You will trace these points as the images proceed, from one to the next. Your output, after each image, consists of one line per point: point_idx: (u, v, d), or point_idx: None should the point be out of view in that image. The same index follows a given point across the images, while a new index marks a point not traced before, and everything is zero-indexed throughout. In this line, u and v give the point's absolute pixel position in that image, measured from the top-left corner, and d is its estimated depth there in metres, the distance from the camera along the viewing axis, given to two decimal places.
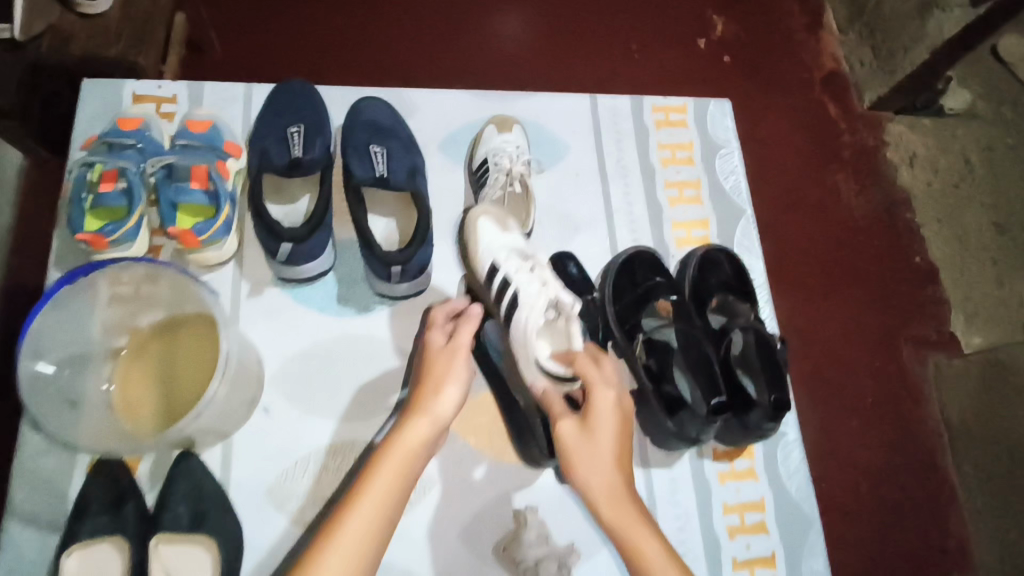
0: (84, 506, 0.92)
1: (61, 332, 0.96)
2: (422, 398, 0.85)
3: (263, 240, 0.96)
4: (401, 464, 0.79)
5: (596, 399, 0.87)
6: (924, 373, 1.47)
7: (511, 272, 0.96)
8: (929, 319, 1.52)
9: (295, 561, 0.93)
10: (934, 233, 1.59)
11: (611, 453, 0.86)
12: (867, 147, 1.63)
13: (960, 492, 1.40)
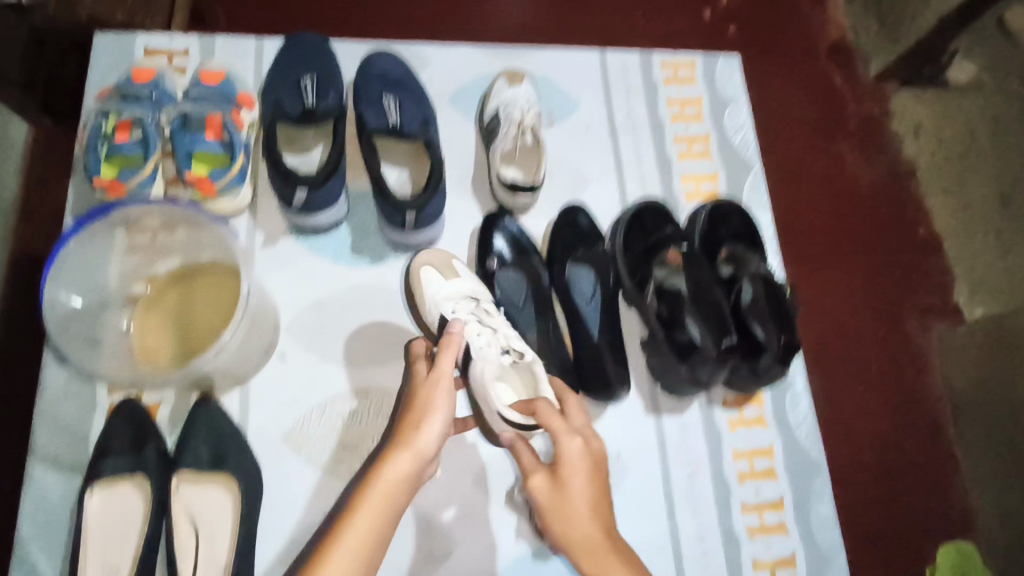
0: (106, 447, 0.93)
1: (80, 274, 0.96)
2: (406, 431, 0.80)
3: (278, 187, 0.98)
4: (383, 502, 0.75)
5: (562, 449, 0.85)
6: (928, 342, 1.45)
7: (461, 323, 0.95)
8: (933, 288, 1.49)
9: (316, 501, 0.96)
10: (938, 204, 1.55)
11: (582, 506, 0.84)
12: (872, 118, 1.61)
13: (962, 457, 1.37)
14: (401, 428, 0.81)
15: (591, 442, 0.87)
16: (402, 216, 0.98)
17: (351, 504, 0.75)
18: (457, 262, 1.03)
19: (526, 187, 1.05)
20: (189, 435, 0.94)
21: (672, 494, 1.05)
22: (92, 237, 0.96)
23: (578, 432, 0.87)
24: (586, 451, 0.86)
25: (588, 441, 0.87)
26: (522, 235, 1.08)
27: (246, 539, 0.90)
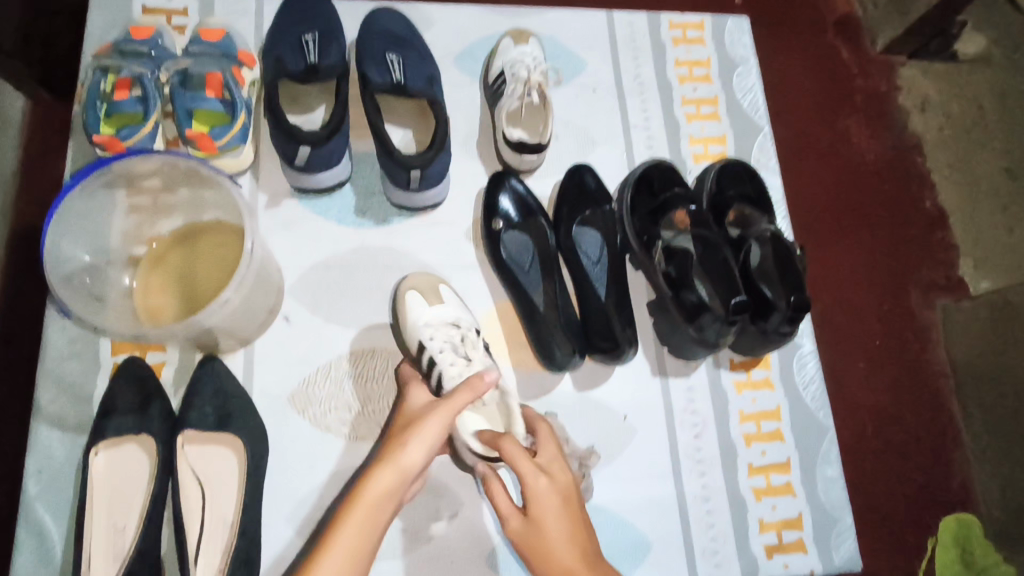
0: (111, 406, 0.92)
1: (78, 229, 0.93)
2: (394, 446, 0.77)
3: (279, 142, 0.95)
4: (366, 521, 0.72)
5: (529, 489, 0.78)
6: (933, 318, 1.39)
7: (436, 352, 0.93)
8: (937, 264, 1.42)
9: (323, 460, 0.95)
10: (945, 179, 1.48)
11: (561, 544, 0.78)
12: (879, 93, 1.51)
13: (963, 432, 1.33)
14: (389, 444, 0.79)
15: (560, 477, 0.81)
16: (406, 173, 0.96)
17: (333, 523, 0.73)
18: (444, 286, 1.00)
19: (533, 146, 1.03)
20: (193, 395, 0.93)
21: (678, 456, 1.04)
22: (90, 189, 0.92)
23: (544, 468, 0.81)
24: (554, 488, 0.80)
25: (554, 476, 0.80)
26: (528, 195, 1.06)
27: (251, 497, 0.90)
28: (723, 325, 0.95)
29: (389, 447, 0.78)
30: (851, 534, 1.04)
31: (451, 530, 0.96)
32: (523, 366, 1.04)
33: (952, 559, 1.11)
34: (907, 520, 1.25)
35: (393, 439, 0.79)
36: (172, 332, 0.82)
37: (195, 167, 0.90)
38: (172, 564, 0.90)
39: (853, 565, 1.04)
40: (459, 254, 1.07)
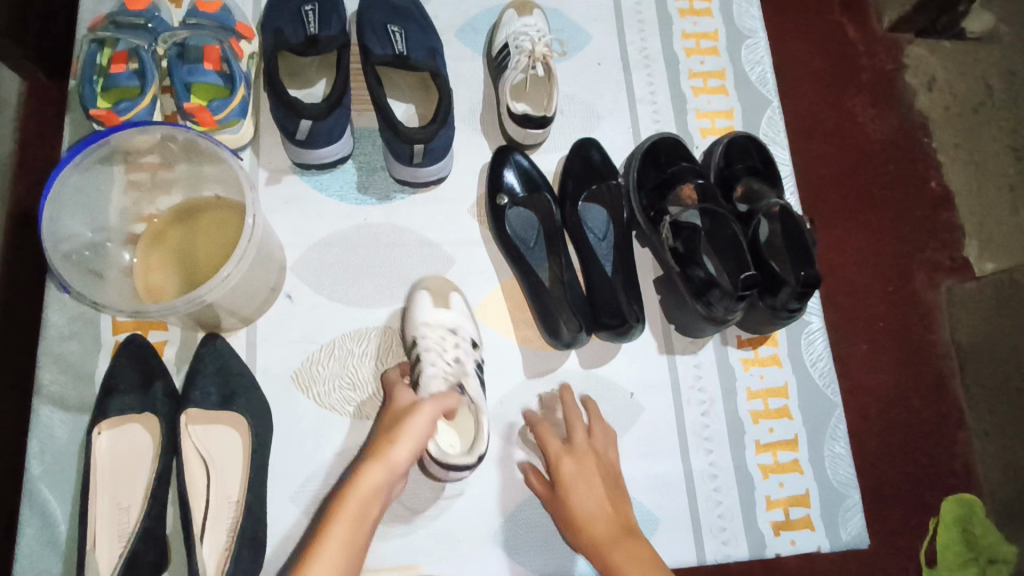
0: (112, 385, 0.91)
1: (75, 204, 0.91)
2: (383, 443, 0.75)
3: (280, 117, 0.93)
4: (355, 518, 0.70)
5: (561, 464, 0.90)
6: (936, 298, 1.36)
7: (425, 351, 0.92)
8: (941, 244, 1.39)
9: (327, 438, 0.95)
10: (950, 159, 1.44)
11: (596, 515, 0.86)
12: (885, 72, 1.46)
13: (966, 410, 1.31)
14: (378, 441, 0.77)
15: (587, 456, 0.91)
16: (409, 147, 0.94)
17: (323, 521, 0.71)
18: (456, 294, 0.99)
19: (538, 120, 1.01)
20: (196, 373, 0.91)
21: (685, 433, 1.03)
22: (87, 162, 0.90)
23: (571, 449, 0.92)
24: (581, 466, 0.90)
25: (581, 456, 0.91)
26: (533, 169, 1.04)
27: (257, 476, 0.89)
28: (733, 301, 0.94)
29: (378, 444, 0.75)
30: (858, 511, 1.04)
31: (457, 508, 0.96)
32: (530, 345, 1.03)
33: (955, 537, 1.22)
34: (908, 499, 1.25)
35: (381, 437, 0.77)
36: (174, 307, 0.80)
37: (194, 140, 0.88)
38: (178, 542, 0.89)
39: (861, 542, 1.03)
40: (464, 230, 1.05)
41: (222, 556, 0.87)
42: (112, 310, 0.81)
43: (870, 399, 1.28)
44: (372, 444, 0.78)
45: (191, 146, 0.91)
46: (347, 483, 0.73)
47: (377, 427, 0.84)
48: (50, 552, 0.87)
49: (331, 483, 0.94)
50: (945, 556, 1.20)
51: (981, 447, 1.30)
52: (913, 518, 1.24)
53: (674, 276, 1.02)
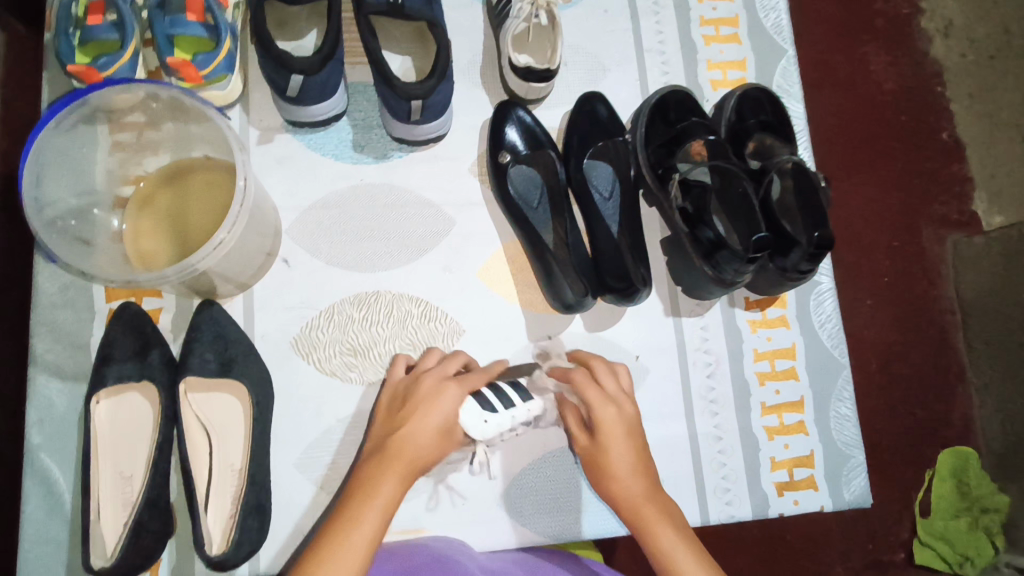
0: (108, 354, 0.88)
1: (59, 168, 0.87)
2: (403, 447, 0.77)
3: (269, 71, 0.87)
4: (379, 518, 0.71)
5: (598, 414, 0.84)
6: (942, 254, 1.33)
7: (514, 412, 0.87)
8: (949, 197, 1.35)
9: (325, 403, 0.94)
10: (963, 109, 1.38)
11: (631, 474, 0.82)
12: (901, 16, 1.39)
13: (966, 364, 1.29)
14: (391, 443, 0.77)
15: (625, 407, 0.86)
16: (406, 104, 0.89)
17: (340, 526, 0.70)
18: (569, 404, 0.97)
19: (540, 73, 0.96)
20: (194, 340, 0.89)
21: (691, 396, 1.02)
22: (69, 124, 0.85)
23: (612, 399, 0.86)
24: (623, 414, 0.85)
25: (622, 405, 0.86)
26: (536, 126, 1.00)
27: (260, 444, 0.88)
28: (742, 264, 0.90)
29: (389, 456, 0.76)
30: (862, 471, 1.04)
31: (459, 473, 0.95)
32: (533, 308, 1.00)
33: (949, 489, 1.23)
34: (905, 455, 1.25)
35: (394, 439, 0.78)
36: (165, 276, 0.77)
37: (178, 97, 0.84)
38: (183, 509, 0.89)
39: (863, 501, 1.03)
40: (465, 190, 1.02)
41: (226, 524, 0.87)
42: (101, 280, 0.78)
43: (871, 355, 1.28)
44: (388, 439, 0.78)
45: (177, 104, 0.87)
46: (366, 482, 0.74)
47: (387, 410, 0.84)
48: (56, 520, 0.87)
49: (335, 449, 0.93)
50: (937, 504, 1.22)
51: (978, 402, 1.28)
52: (909, 472, 1.25)
53: (682, 237, 0.98)
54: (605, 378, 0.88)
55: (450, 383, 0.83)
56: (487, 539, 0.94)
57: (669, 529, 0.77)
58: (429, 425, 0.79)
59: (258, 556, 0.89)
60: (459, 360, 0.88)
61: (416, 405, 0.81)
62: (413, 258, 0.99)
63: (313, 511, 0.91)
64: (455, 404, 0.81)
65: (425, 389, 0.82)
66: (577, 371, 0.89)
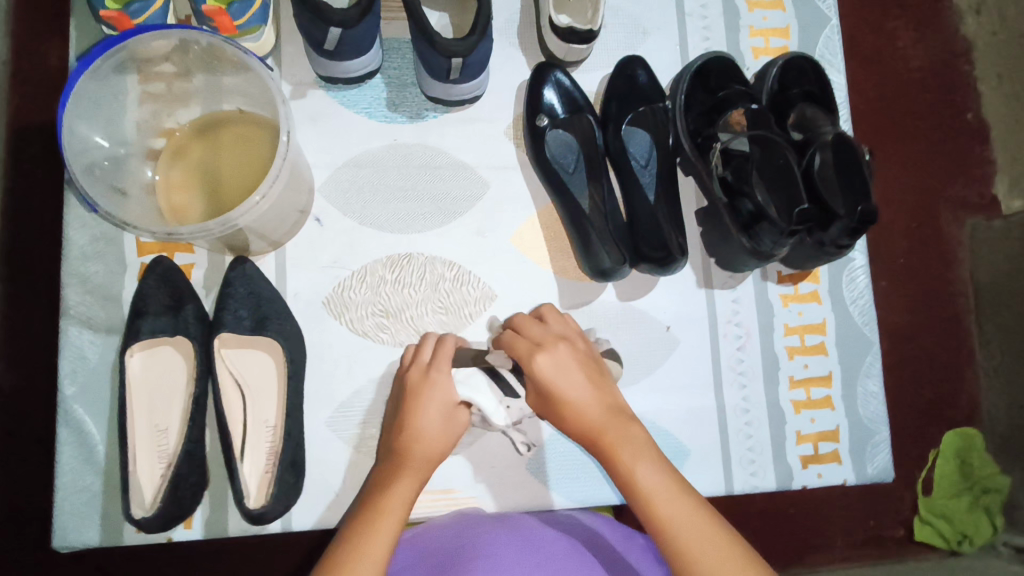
0: (141, 308, 0.88)
1: (90, 115, 0.85)
2: (413, 449, 0.79)
3: (306, 24, 0.85)
4: (400, 512, 0.72)
5: (535, 366, 0.81)
6: (959, 236, 1.29)
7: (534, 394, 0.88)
8: (970, 178, 1.31)
9: (353, 365, 0.93)
10: (990, 90, 1.33)
11: (587, 402, 0.79)
12: None
13: (976, 347, 1.26)
14: (401, 446, 0.80)
15: (556, 344, 0.83)
16: (446, 61, 0.86)
17: (357, 526, 0.70)
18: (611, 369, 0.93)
19: (583, 34, 0.94)
20: (227, 296, 0.89)
21: (719, 366, 1.02)
22: (102, 71, 0.83)
23: (539, 344, 0.83)
24: (552, 354, 0.81)
25: (549, 345, 0.82)
26: (575, 89, 0.98)
27: (294, 401, 0.88)
28: (782, 235, 0.89)
29: (402, 457, 0.78)
30: (886, 447, 1.04)
31: (488, 439, 0.96)
32: (566, 275, 1.00)
33: (952, 468, 1.20)
34: (912, 434, 1.23)
35: (400, 443, 0.80)
36: (208, 230, 0.76)
37: (218, 45, 0.82)
38: (216, 463, 0.89)
39: (886, 476, 1.04)
40: (500, 153, 1.00)
41: (262, 478, 0.88)
42: (140, 231, 0.76)
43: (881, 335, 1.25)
44: (393, 444, 0.81)
45: (212, 52, 0.85)
46: (381, 486, 0.75)
47: (390, 419, 0.86)
48: (89, 471, 0.88)
49: (369, 409, 0.93)
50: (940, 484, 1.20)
51: (986, 386, 1.26)
52: (913, 452, 1.23)
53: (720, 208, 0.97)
54: (530, 327, 0.86)
55: (435, 371, 0.84)
56: (516, 500, 0.95)
57: (631, 453, 0.75)
58: (427, 417, 0.81)
59: (290, 516, 0.89)
60: (451, 342, 0.87)
61: (411, 403, 0.82)
62: (445, 221, 0.98)
63: (340, 469, 0.91)
64: (447, 389, 0.83)
65: (413, 383, 0.84)
66: (510, 330, 0.87)
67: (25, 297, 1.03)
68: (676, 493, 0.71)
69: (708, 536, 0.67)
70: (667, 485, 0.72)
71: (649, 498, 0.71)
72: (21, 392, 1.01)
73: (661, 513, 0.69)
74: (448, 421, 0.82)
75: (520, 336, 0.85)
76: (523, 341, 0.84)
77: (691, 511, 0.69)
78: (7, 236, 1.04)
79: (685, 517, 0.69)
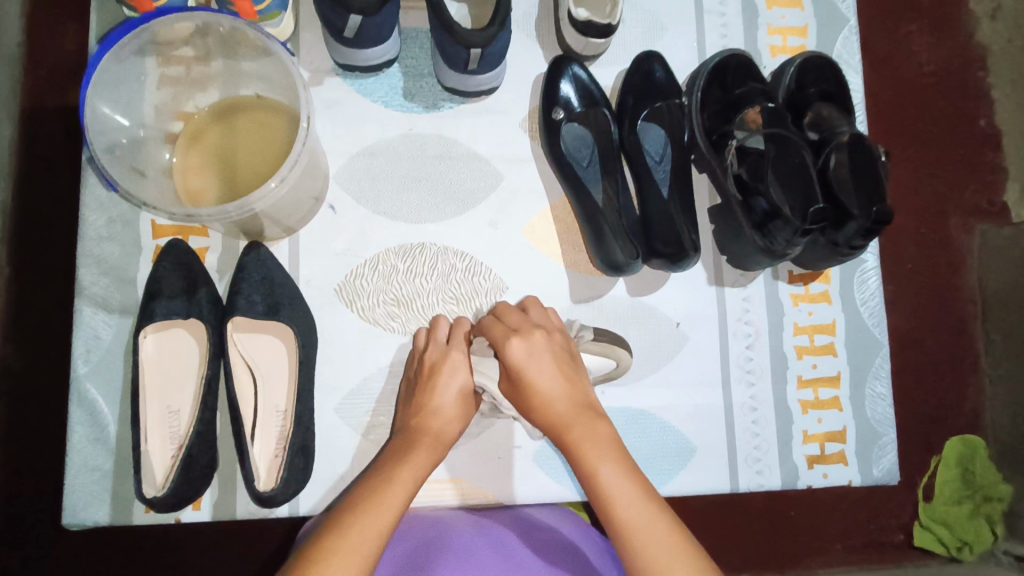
0: (156, 290, 0.88)
1: (110, 96, 0.86)
2: (431, 424, 0.80)
3: (327, 12, 0.85)
4: (412, 482, 0.72)
5: (507, 351, 0.80)
6: (968, 243, 1.29)
7: None
8: (981, 185, 1.30)
9: (363, 352, 0.94)
10: (1005, 96, 1.33)
11: (558, 394, 0.79)
12: None
13: (982, 355, 1.26)
14: (418, 422, 0.80)
15: (533, 333, 0.82)
16: (465, 52, 0.86)
17: (369, 491, 0.70)
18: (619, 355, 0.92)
19: (601, 28, 0.94)
20: (241, 281, 0.89)
21: (728, 365, 1.03)
22: (124, 52, 0.84)
23: (516, 331, 0.82)
24: (528, 342, 0.81)
25: (527, 335, 0.82)
26: (591, 82, 0.98)
27: (305, 387, 0.89)
28: (796, 234, 0.89)
29: (417, 433, 0.79)
30: (893, 449, 1.04)
31: (495, 430, 0.96)
32: (578, 269, 1.00)
33: (955, 477, 1.20)
34: (916, 439, 1.23)
35: (418, 418, 0.81)
36: (225, 212, 0.77)
37: (241, 29, 0.82)
38: (226, 446, 0.90)
39: (891, 478, 1.04)
40: (515, 145, 1.00)
41: (272, 462, 0.89)
42: (158, 210, 0.76)
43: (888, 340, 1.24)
44: (410, 420, 0.81)
45: (232, 37, 0.85)
46: (397, 457, 0.75)
47: (407, 396, 0.87)
48: (100, 450, 0.89)
49: (378, 397, 0.93)
50: (944, 490, 1.20)
51: (991, 393, 1.25)
52: (917, 458, 1.22)
53: (733, 205, 0.97)
54: (511, 315, 0.86)
55: (455, 349, 0.85)
56: (520, 493, 0.95)
57: (595, 452, 0.74)
58: (446, 395, 0.82)
59: (298, 500, 0.90)
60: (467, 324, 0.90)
61: (433, 382, 0.83)
62: (459, 212, 0.98)
63: (348, 455, 0.92)
64: (466, 367, 0.84)
65: (434, 361, 0.85)
66: (490, 316, 0.87)
67: (39, 277, 1.04)
68: (634, 493, 0.71)
69: (667, 540, 0.67)
70: (628, 488, 0.71)
71: (607, 495, 0.71)
72: (34, 370, 1.02)
73: (621, 515, 0.70)
74: (466, 400, 0.83)
75: (500, 322, 0.85)
76: (501, 327, 0.84)
77: (649, 514, 0.69)
78: (23, 217, 1.04)
79: (641, 517, 0.69)
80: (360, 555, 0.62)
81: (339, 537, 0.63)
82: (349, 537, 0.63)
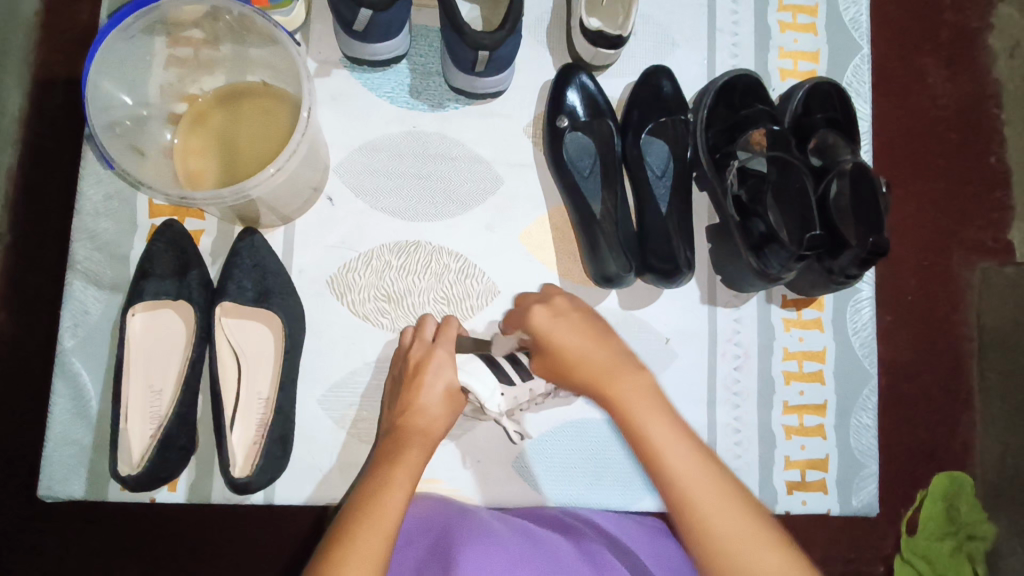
0: (147, 269, 0.89)
1: (116, 73, 0.86)
2: (417, 422, 0.80)
3: (337, 4, 0.85)
4: (408, 484, 0.71)
5: (534, 321, 0.83)
6: (969, 279, 1.28)
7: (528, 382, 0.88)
8: (987, 222, 1.29)
9: (350, 345, 0.94)
10: (1017, 134, 1.32)
11: (590, 350, 0.79)
12: (968, 30, 1.32)
13: (976, 392, 1.25)
14: (404, 422, 0.80)
15: (558, 304, 0.84)
16: (473, 54, 0.86)
17: (371, 491, 0.70)
18: None
19: (611, 38, 0.94)
20: (233, 266, 0.89)
21: (715, 386, 1.02)
22: (131, 30, 0.84)
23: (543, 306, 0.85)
24: (554, 311, 0.83)
25: (553, 307, 0.84)
26: (598, 93, 0.98)
27: (290, 375, 0.89)
28: (791, 259, 0.89)
29: (405, 431, 0.79)
30: (874, 481, 1.03)
31: (476, 432, 0.96)
32: (571, 278, 1.00)
33: (938, 512, 1.19)
34: (903, 471, 1.22)
35: (405, 419, 0.80)
36: (221, 197, 0.77)
37: (250, 16, 0.82)
38: (207, 429, 0.90)
39: (871, 509, 1.03)
40: (517, 150, 1.00)
41: (250, 449, 0.89)
42: (154, 192, 0.76)
43: (879, 369, 1.24)
44: (399, 420, 0.81)
45: (241, 23, 0.85)
46: (392, 455, 0.75)
47: (394, 395, 0.86)
48: (80, 425, 0.89)
49: (363, 392, 0.93)
50: (926, 525, 1.18)
51: (981, 431, 1.24)
52: (901, 488, 1.22)
53: (731, 226, 0.97)
54: (532, 298, 0.89)
55: (437, 348, 0.85)
56: (494, 497, 0.95)
57: (635, 402, 0.73)
58: (431, 394, 0.82)
59: (274, 488, 0.90)
60: (455, 326, 0.89)
61: (418, 383, 0.83)
62: (456, 213, 0.98)
63: (327, 447, 0.92)
64: (451, 364, 0.84)
65: (417, 360, 0.85)
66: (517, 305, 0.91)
67: (36, 248, 1.04)
68: (677, 441, 0.69)
69: (711, 489, 0.66)
70: (673, 435, 0.70)
71: (650, 444, 0.70)
72: (22, 341, 1.02)
73: (665, 463, 0.68)
74: (453, 398, 0.83)
75: (524, 306, 0.89)
76: (524, 309, 0.88)
77: (693, 460, 0.68)
78: (22, 187, 1.05)
79: (685, 464, 0.67)
80: (370, 562, 0.62)
81: (344, 549, 0.63)
82: (355, 544, 0.63)
